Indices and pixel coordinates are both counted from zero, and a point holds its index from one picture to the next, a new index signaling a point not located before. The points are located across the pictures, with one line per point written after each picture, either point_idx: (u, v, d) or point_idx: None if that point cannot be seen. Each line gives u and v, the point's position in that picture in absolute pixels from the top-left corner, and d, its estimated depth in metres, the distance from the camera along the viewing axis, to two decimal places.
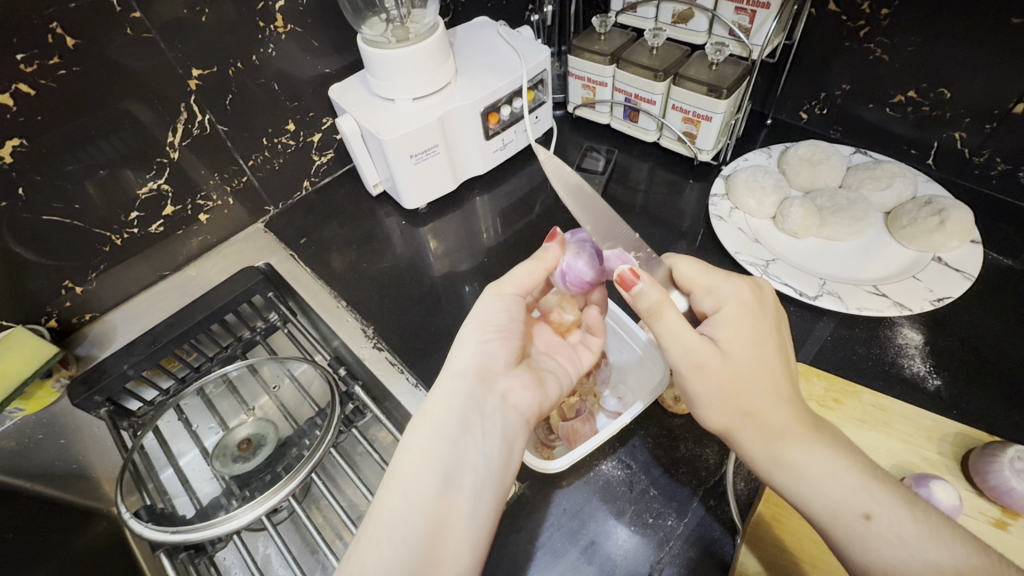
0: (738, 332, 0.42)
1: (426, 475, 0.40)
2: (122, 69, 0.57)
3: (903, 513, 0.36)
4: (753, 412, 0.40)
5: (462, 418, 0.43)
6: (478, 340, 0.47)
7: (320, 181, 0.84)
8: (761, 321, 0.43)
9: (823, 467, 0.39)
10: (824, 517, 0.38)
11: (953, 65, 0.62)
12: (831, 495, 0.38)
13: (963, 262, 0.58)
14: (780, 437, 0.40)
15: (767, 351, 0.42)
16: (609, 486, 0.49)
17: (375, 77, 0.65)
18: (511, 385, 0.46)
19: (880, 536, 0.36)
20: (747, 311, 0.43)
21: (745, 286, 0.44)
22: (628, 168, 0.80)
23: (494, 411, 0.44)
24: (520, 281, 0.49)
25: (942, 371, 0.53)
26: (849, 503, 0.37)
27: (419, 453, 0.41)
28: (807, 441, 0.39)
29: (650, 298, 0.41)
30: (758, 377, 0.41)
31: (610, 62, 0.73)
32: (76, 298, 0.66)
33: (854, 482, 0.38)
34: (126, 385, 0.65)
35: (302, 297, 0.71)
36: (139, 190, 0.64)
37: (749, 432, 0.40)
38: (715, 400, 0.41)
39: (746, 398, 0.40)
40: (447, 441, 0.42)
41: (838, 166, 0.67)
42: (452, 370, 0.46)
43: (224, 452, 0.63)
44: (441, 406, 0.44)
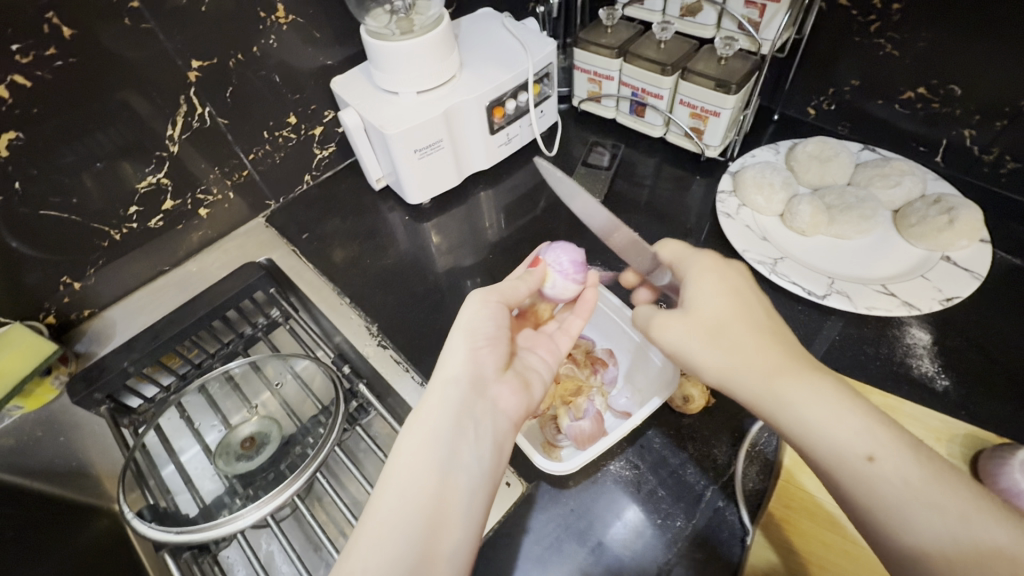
0: (707, 289, 0.45)
1: (421, 475, 0.39)
2: (120, 59, 0.56)
3: (908, 455, 0.35)
4: (739, 350, 0.41)
5: (453, 421, 0.42)
6: (469, 346, 0.46)
7: (321, 175, 0.82)
8: (731, 274, 0.46)
9: (822, 402, 0.38)
10: (829, 462, 0.37)
11: (965, 62, 0.62)
12: (833, 435, 0.37)
13: (972, 261, 0.58)
14: (774, 374, 0.40)
15: (742, 298, 0.44)
16: (616, 486, 0.49)
17: (379, 69, 0.64)
18: (500, 391, 0.45)
19: (884, 477, 0.35)
20: (713, 265, 0.47)
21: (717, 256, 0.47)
22: (634, 163, 0.79)
23: (484, 416, 0.44)
24: (506, 294, 0.51)
25: (950, 371, 0.53)
26: (853, 443, 0.36)
27: (413, 455, 0.41)
28: (801, 378, 0.39)
29: (625, 264, 0.48)
30: (737, 319, 0.43)
31: (617, 56, 0.71)
32: (75, 294, 0.65)
33: (858, 422, 0.37)
34: (126, 382, 0.64)
35: (304, 293, 0.70)
36: (139, 183, 0.63)
37: (740, 373, 0.41)
38: (702, 350, 0.43)
39: (727, 338, 0.42)
40: (441, 443, 0.41)
41: (847, 163, 0.66)
42: (442, 376, 0.45)
43: (226, 450, 0.62)
44: (433, 409, 0.43)
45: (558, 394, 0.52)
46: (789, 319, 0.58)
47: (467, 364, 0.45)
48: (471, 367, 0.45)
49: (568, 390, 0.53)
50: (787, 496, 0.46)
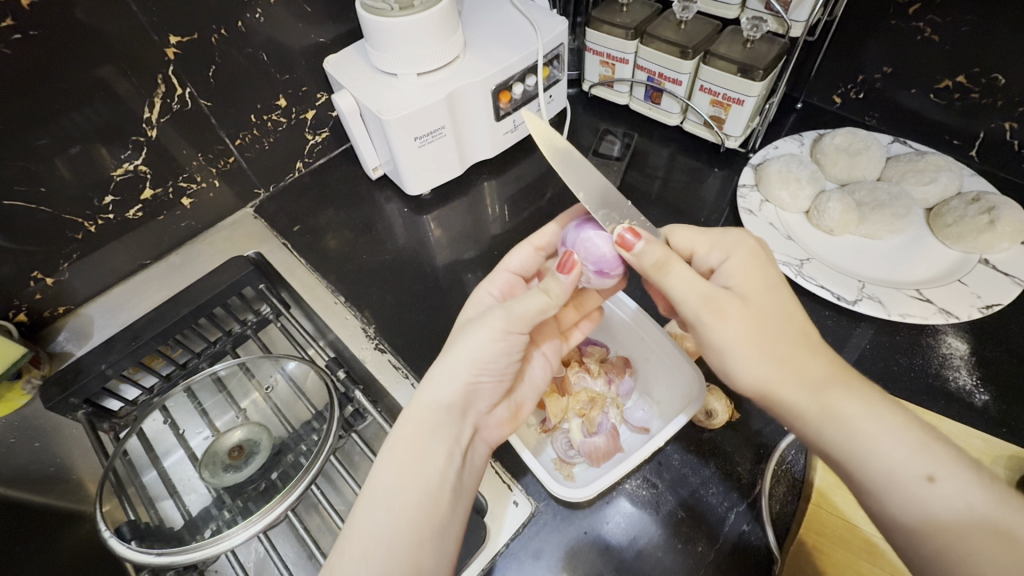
0: (751, 280, 0.40)
1: (410, 504, 0.36)
2: (89, 33, 0.50)
3: (967, 474, 0.32)
4: (791, 357, 0.37)
5: (448, 449, 0.39)
6: (472, 366, 0.42)
7: (314, 162, 0.77)
8: (771, 267, 0.41)
9: (875, 418, 0.34)
10: (880, 481, 0.33)
11: (1012, 48, 0.57)
12: (887, 454, 0.33)
13: (1013, 266, 0.54)
14: (824, 385, 0.36)
15: (787, 296, 0.40)
16: (632, 506, 0.46)
17: (375, 48, 0.59)
18: (488, 422, 0.44)
19: (943, 501, 0.31)
20: (754, 256, 0.41)
21: (750, 237, 0.43)
22: (647, 153, 0.74)
23: (471, 449, 0.42)
24: (529, 319, 0.43)
25: (989, 385, 0.49)
26: (909, 463, 0.32)
27: (395, 473, 0.37)
28: (852, 390, 0.36)
29: (654, 254, 0.40)
30: (785, 321, 0.38)
31: (632, 37, 0.66)
32: (48, 290, 0.60)
33: (914, 439, 0.33)
34: (106, 384, 0.60)
35: (296, 290, 0.66)
36: (114, 171, 0.58)
37: (790, 382, 0.37)
38: (749, 350, 0.38)
39: (780, 341, 0.38)
40: (428, 463, 0.38)
41: (877, 157, 0.62)
42: (437, 399, 0.41)
43: (213, 460, 0.58)
44: (425, 434, 0.39)
45: (571, 406, 0.49)
46: (816, 325, 0.54)
47: (461, 386, 0.41)
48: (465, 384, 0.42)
49: (581, 402, 0.50)
50: (817, 522, 0.42)
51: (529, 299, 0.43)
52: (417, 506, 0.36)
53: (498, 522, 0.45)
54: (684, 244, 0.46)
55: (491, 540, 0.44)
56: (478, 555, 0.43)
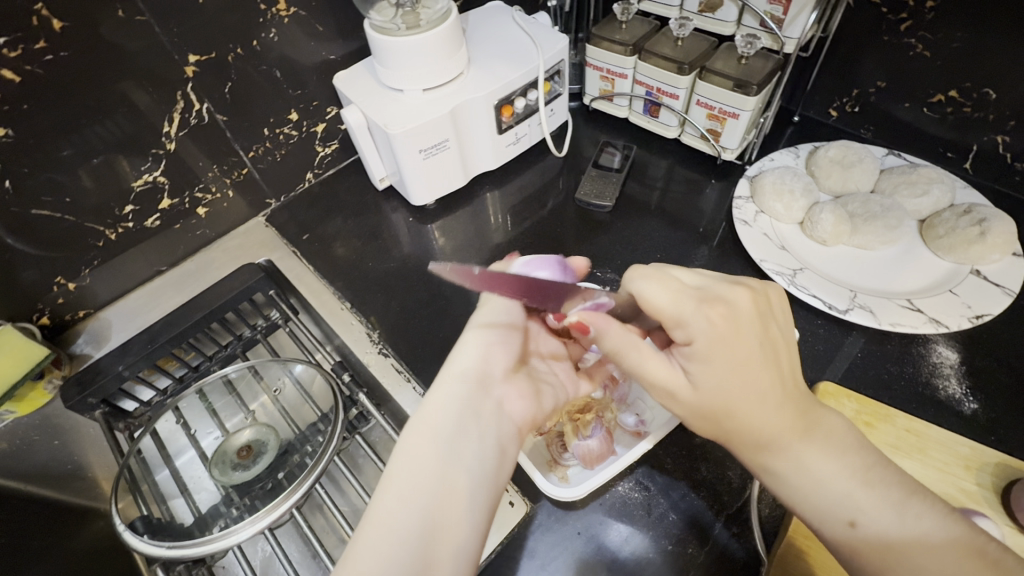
0: (705, 366, 0.37)
1: (428, 471, 0.38)
2: (115, 54, 0.54)
3: (888, 520, 0.35)
4: (735, 431, 0.38)
5: (461, 418, 0.41)
6: (486, 345, 0.46)
7: (324, 173, 0.80)
8: (742, 345, 0.37)
9: (807, 470, 0.37)
10: (810, 519, 0.37)
11: (1002, 64, 0.58)
12: (816, 502, 0.37)
13: (1004, 277, 0.55)
14: (765, 446, 0.38)
15: (751, 374, 0.37)
16: (625, 508, 0.47)
17: (383, 66, 0.62)
18: (507, 395, 0.45)
19: (865, 542, 0.35)
20: (725, 335, 0.36)
21: (716, 316, 0.36)
22: (646, 165, 0.76)
23: (490, 421, 0.42)
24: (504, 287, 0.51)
25: (978, 395, 0.50)
26: (833, 510, 0.36)
27: (417, 452, 0.39)
28: (797, 445, 0.37)
29: (609, 343, 0.40)
30: (739, 403, 0.37)
31: (631, 53, 0.69)
32: (70, 295, 0.63)
33: (843, 488, 0.36)
34: (122, 386, 0.63)
35: (304, 296, 0.68)
36: (134, 181, 0.61)
37: (738, 442, 0.39)
38: (697, 421, 0.40)
39: (726, 422, 0.38)
40: (445, 442, 0.40)
41: (871, 169, 0.64)
42: (452, 375, 0.44)
43: (223, 458, 0.60)
44: (439, 407, 0.42)
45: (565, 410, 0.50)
46: (808, 333, 0.55)
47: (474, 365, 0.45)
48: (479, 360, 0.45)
49: (575, 406, 0.51)
50: (804, 526, 0.42)
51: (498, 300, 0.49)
52: (433, 486, 0.37)
53: (494, 522, 0.46)
54: (651, 309, 0.38)
55: (487, 539, 0.46)
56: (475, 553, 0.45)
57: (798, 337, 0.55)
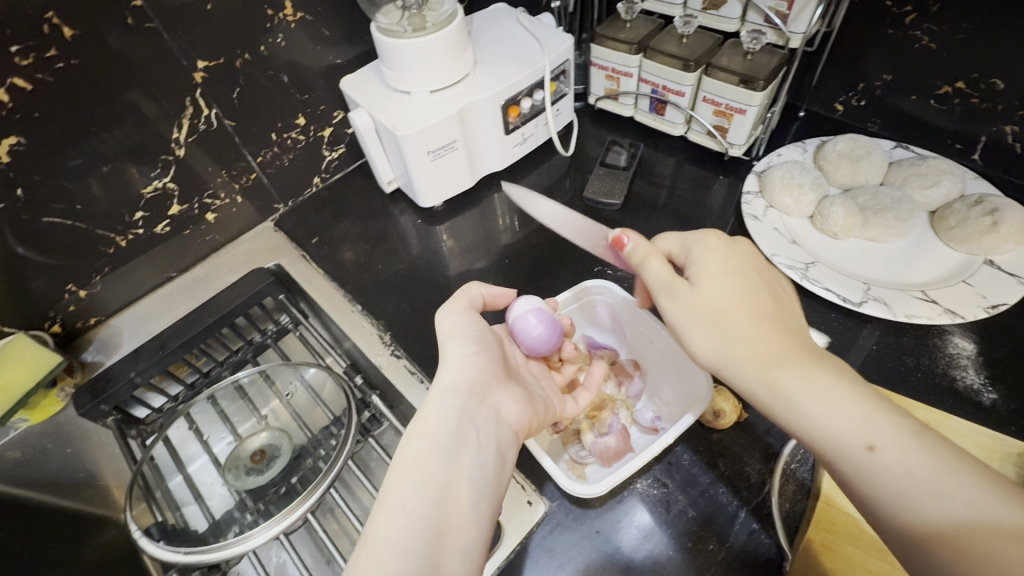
0: (707, 266, 0.41)
1: (423, 484, 0.38)
2: (124, 60, 0.54)
3: (907, 442, 0.32)
4: (738, 336, 0.39)
5: (455, 428, 0.41)
6: (477, 352, 0.46)
7: (331, 177, 0.80)
8: (738, 259, 0.42)
9: (821, 395, 0.35)
10: (827, 450, 0.34)
11: (1008, 54, 0.58)
12: (827, 426, 0.34)
13: (1018, 266, 0.55)
14: (771, 362, 0.37)
15: (752, 282, 0.40)
16: (644, 506, 0.47)
17: (390, 69, 0.62)
18: (501, 401, 0.45)
19: (885, 469, 0.32)
20: (720, 247, 0.42)
21: (714, 234, 0.43)
22: (653, 163, 0.76)
23: (485, 428, 0.42)
24: (475, 296, 0.50)
25: (997, 384, 0.50)
26: (848, 435, 0.33)
27: (412, 466, 0.39)
28: (801, 366, 0.36)
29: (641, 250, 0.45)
30: (738, 305, 0.39)
31: (636, 51, 0.69)
32: (81, 302, 0.63)
33: (857, 413, 0.34)
34: (134, 393, 0.63)
35: (314, 300, 0.68)
36: (145, 188, 0.61)
37: (741, 360, 0.38)
38: (698, 330, 0.40)
39: (726, 325, 0.39)
40: (441, 454, 0.40)
41: (880, 162, 0.63)
42: (442, 386, 0.44)
43: (236, 464, 0.60)
44: (433, 418, 0.42)
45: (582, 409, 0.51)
46: (823, 327, 0.55)
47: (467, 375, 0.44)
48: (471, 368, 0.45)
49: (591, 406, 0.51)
50: (825, 520, 0.42)
51: (461, 316, 0.48)
52: (432, 497, 0.37)
53: (512, 522, 0.46)
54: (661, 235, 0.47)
55: (506, 538, 0.45)
56: (496, 552, 0.44)
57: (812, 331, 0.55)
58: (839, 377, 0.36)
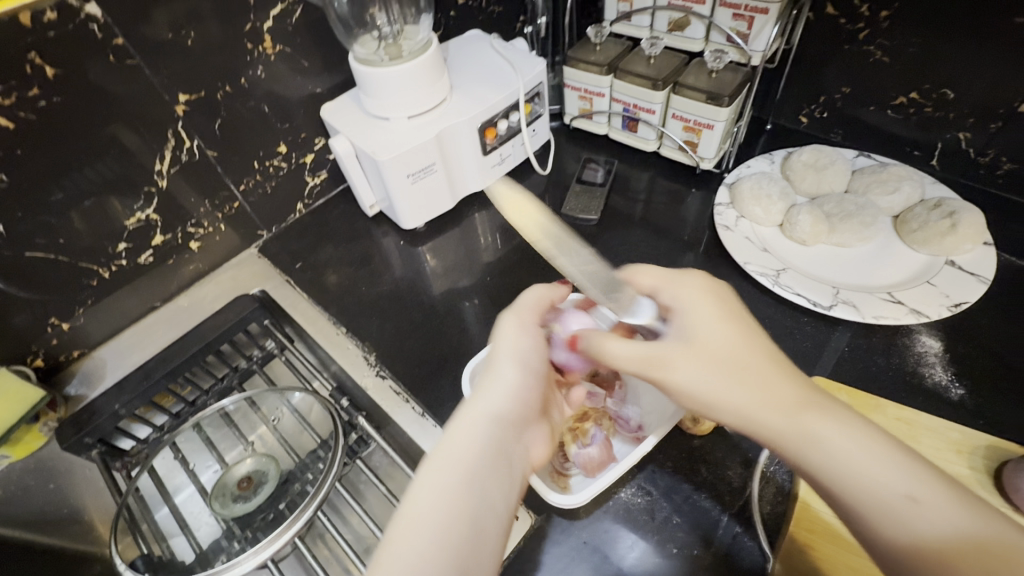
0: (703, 312, 0.41)
1: (452, 521, 0.34)
2: (106, 96, 0.55)
3: (946, 497, 0.31)
4: (759, 378, 0.38)
5: (490, 459, 0.38)
6: (517, 370, 0.43)
7: (314, 203, 0.81)
8: (730, 303, 0.42)
9: (853, 442, 0.34)
10: (867, 502, 0.32)
11: (956, 65, 0.62)
12: (876, 479, 0.33)
13: (977, 265, 0.57)
14: (799, 409, 0.36)
15: (744, 324, 0.41)
16: (628, 514, 0.47)
17: (369, 96, 0.64)
18: (532, 434, 0.42)
19: (929, 520, 0.31)
20: (710, 289, 0.43)
21: (702, 276, 0.44)
22: (628, 179, 0.78)
23: (517, 463, 0.39)
24: (534, 307, 0.48)
25: (963, 380, 0.52)
26: (891, 484, 0.32)
27: (439, 497, 0.35)
28: (830, 413, 0.36)
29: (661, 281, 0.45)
30: (752, 352, 0.39)
31: (607, 72, 0.72)
32: (64, 335, 0.63)
33: (893, 462, 0.33)
34: (119, 424, 0.64)
35: (299, 324, 0.68)
36: (128, 220, 0.62)
37: (761, 408, 0.37)
38: (715, 377, 0.38)
39: (744, 368, 0.38)
40: (473, 487, 0.36)
41: (843, 170, 0.66)
42: (485, 409, 0.40)
43: (223, 491, 0.60)
44: (465, 445, 0.38)
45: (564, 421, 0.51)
46: (796, 331, 0.57)
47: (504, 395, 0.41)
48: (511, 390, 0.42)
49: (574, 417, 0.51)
50: (808, 519, 0.42)
51: (513, 334, 0.45)
52: (460, 538, 0.33)
53: None
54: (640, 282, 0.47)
55: None
56: None
57: (786, 335, 0.57)
58: (867, 422, 0.35)
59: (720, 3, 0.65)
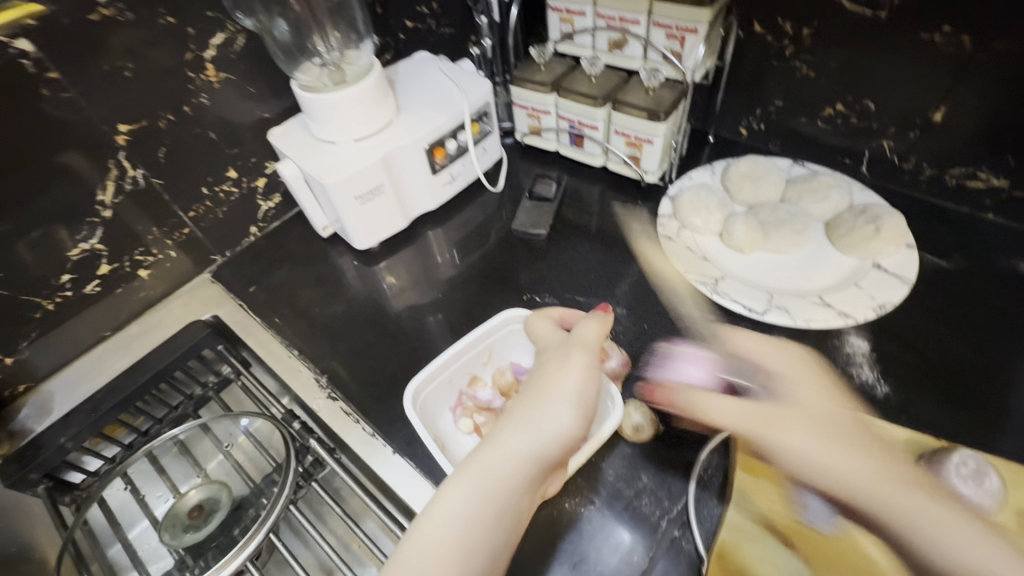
0: (804, 384, 0.52)
1: (481, 531, 0.40)
2: (42, 129, 0.55)
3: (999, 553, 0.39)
4: (852, 448, 0.46)
5: (522, 490, 0.44)
6: (572, 414, 0.48)
7: (269, 225, 0.81)
8: (820, 374, 0.54)
9: (930, 509, 0.42)
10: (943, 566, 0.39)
11: (875, 77, 0.65)
12: (955, 543, 0.39)
13: (901, 267, 0.61)
14: (892, 476, 0.44)
15: (830, 391, 0.53)
16: (572, 524, 0.48)
17: (315, 121, 0.65)
18: (555, 479, 0.47)
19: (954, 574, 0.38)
20: (803, 360, 0.55)
21: (796, 350, 0.56)
22: (578, 192, 0.80)
23: (535, 500, 0.45)
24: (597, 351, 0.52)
25: (887, 378, 0.54)
26: (972, 552, 0.39)
27: (472, 506, 0.41)
28: (897, 489, 0.43)
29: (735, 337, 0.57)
30: (848, 419, 0.49)
31: (551, 91, 0.74)
32: (7, 370, 0.62)
33: (969, 528, 0.40)
34: (67, 458, 0.62)
35: (252, 348, 0.68)
36: (71, 251, 0.62)
37: (865, 473, 0.44)
38: (840, 449, 0.46)
39: (841, 434, 0.47)
40: (500, 509, 0.42)
41: (777, 180, 0.69)
42: (531, 445, 0.45)
43: (174, 521, 0.59)
44: (507, 469, 0.44)
45: None
46: (734, 336, 0.59)
47: (541, 438, 0.46)
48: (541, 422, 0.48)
49: None
50: (736, 521, 0.46)
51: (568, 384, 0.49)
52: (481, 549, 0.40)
53: None
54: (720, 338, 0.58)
55: None
56: None
57: (725, 342, 0.59)
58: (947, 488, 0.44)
59: (653, 23, 0.68)
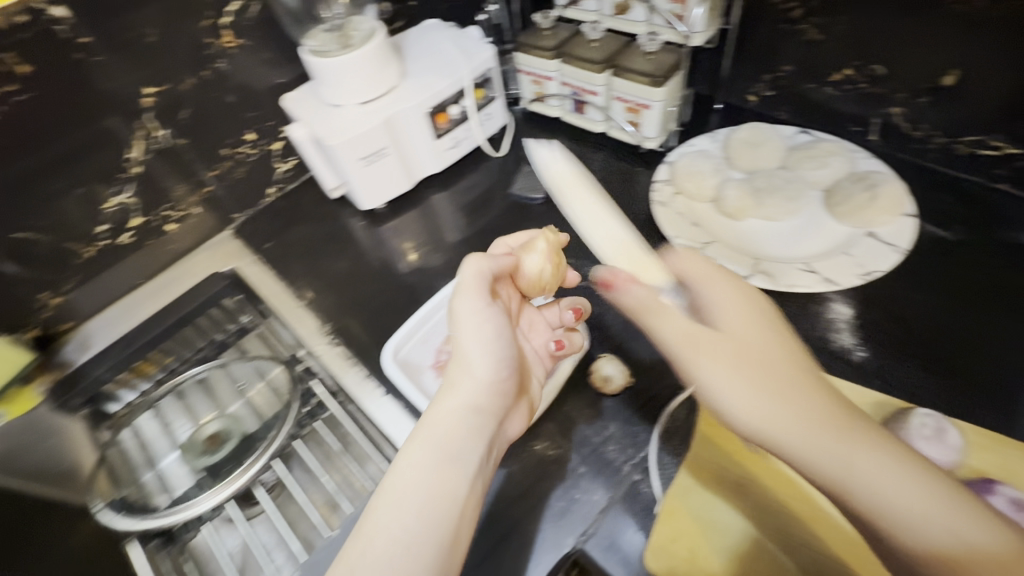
0: (736, 313, 0.42)
1: (437, 501, 0.42)
2: (86, 93, 0.61)
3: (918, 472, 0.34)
4: (780, 380, 0.38)
5: (474, 446, 0.46)
6: (491, 366, 0.49)
7: (286, 187, 0.86)
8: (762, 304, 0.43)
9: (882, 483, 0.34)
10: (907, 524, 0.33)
11: (886, 40, 0.63)
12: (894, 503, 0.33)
13: (896, 236, 0.60)
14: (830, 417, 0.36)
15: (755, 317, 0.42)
16: (544, 465, 0.52)
17: (324, 85, 0.68)
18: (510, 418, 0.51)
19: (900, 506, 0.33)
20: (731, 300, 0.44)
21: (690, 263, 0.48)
22: (580, 159, 0.81)
23: (497, 446, 0.48)
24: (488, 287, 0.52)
25: (866, 344, 0.55)
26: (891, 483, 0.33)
27: (419, 476, 0.43)
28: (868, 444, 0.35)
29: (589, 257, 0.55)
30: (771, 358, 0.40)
31: (555, 56, 0.75)
32: (56, 309, 0.70)
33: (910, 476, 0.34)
34: (104, 389, 0.70)
35: (266, 299, 0.74)
36: (107, 205, 0.68)
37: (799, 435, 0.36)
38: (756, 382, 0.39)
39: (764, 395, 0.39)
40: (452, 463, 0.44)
41: (777, 148, 0.69)
42: (461, 403, 0.47)
43: (194, 447, 0.67)
44: (453, 429, 0.46)
45: None
46: None
47: (485, 402, 0.48)
48: (770, 364, 0.39)
49: None
50: (697, 467, 0.49)
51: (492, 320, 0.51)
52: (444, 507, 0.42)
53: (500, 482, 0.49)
54: None
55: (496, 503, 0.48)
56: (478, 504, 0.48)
57: None
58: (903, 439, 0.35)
59: None
